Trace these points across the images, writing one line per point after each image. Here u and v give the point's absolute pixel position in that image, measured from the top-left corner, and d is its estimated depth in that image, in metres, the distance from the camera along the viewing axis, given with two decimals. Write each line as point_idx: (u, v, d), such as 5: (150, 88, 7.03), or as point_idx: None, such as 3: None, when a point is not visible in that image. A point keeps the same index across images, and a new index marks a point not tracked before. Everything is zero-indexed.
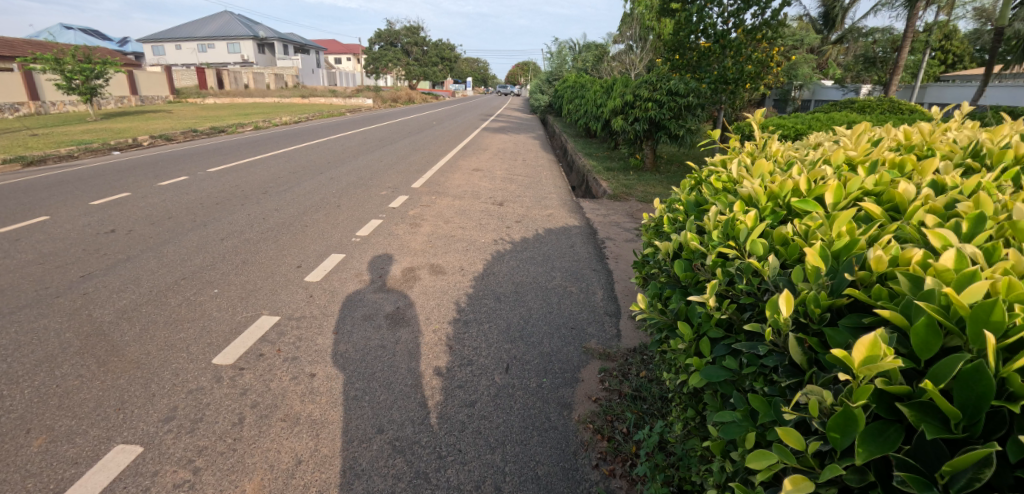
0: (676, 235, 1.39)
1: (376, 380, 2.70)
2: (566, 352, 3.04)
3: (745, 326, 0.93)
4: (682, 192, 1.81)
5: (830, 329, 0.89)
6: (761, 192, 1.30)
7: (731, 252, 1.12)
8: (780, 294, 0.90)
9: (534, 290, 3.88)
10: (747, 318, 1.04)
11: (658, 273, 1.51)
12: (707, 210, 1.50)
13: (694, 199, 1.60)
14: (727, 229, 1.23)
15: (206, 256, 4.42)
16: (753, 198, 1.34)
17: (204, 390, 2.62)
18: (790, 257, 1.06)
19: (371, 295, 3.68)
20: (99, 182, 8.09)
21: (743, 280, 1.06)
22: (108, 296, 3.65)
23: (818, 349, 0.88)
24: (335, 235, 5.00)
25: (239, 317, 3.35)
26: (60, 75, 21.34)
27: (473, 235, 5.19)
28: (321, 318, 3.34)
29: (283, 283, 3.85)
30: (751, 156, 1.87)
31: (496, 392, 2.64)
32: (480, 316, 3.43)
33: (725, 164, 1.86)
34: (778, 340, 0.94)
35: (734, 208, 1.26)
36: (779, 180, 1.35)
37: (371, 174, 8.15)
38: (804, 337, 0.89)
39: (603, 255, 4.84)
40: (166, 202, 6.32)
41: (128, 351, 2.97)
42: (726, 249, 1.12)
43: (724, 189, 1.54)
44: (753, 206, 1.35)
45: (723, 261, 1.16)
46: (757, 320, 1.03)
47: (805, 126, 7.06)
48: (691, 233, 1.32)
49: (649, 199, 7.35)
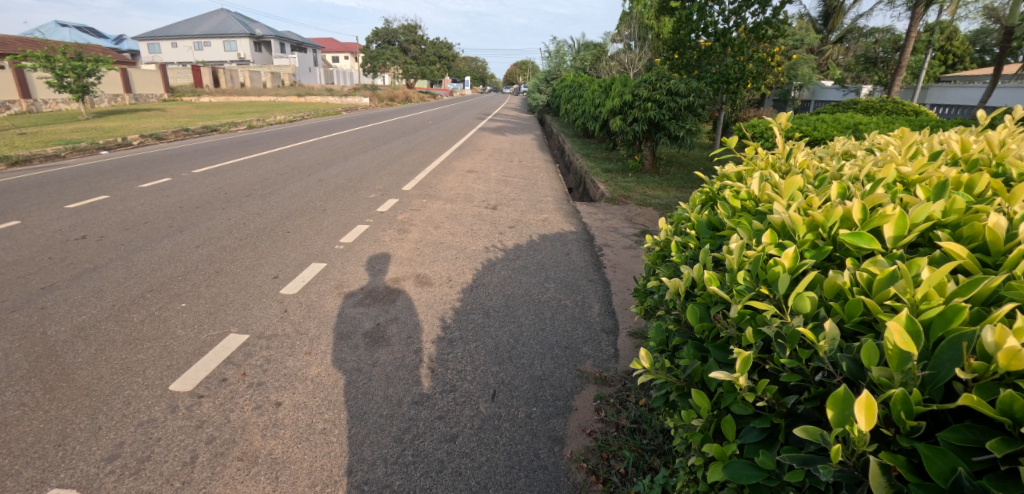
0: (686, 270, 1.17)
1: (349, 410, 2.44)
2: (559, 376, 2.79)
3: (804, 435, 0.77)
4: (692, 209, 1.58)
5: (928, 451, 0.71)
6: (797, 220, 1.09)
7: (767, 309, 0.92)
8: (860, 397, 0.72)
9: (526, 304, 3.63)
10: (793, 403, 0.87)
11: (664, 312, 1.30)
12: (724, 236, 1.28)
13: (708, 220, 1.38)
14: (757, 271, 1.02)
15: (178, 266, 4.15)
16: (786, 227, 1.13)
17: (156, 422, 2.35)
18: (849, 319, 0.88)
19: (350, 310, 3.42)
20: (80, 183, 7.80)
21: (785, 351, 0.87)
22: (67, 311, 3.38)
23: (908, 480, 0.72)
24: (317, 242, 4.73)
25: (205, 335, 3.08)
26: (51, 73, 21.01)
27: (464, 242, 4.93)
28: (293, 336, 3.07)
29: (256, 297, 3.58)
30: (776, 170, 1.63)
31: (480, 424, 2.39)
32: (467, 334, 3.17)
33: (744, 178, 1.62)
34: (850, 458, 0.76)
35: (764, 244, 1.06)
36: (820, 206, 1.13)
37: (362, 175, 7.89)
38: (893, 467, 0.72)
39: (600, 264, 4.58)
40: (144, 205, 6.05)
41: (79, 375, 2.71)
42: (760, 305, 0.92)
43: (744, 210, 1.32)
44: (786, 237, 1.13)
45: (753, 315, 0.96)
46: (808, 409, 0.86)
47: (811, 128, 6.84)
48: (708, 271, 1.11)
49: (649, 202, 7.11)
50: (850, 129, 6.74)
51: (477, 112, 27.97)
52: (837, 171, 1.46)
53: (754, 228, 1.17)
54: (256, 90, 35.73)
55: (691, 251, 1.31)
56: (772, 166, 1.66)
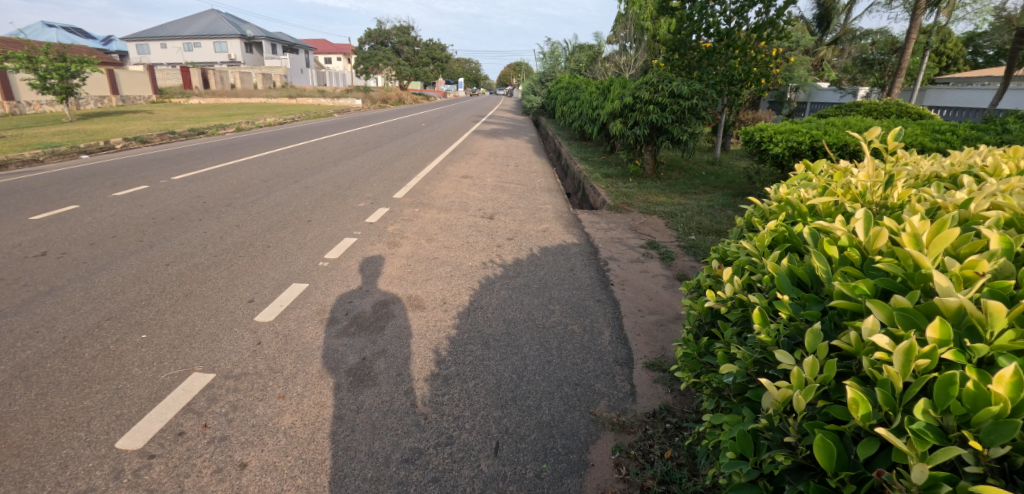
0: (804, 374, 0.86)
1: (327, 472, 2.08)
2: (571, 421, 2.44)
3: None
4: (758, 249, 1.22)
5: None
6: (982, 312, 0.79)
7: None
8: None
9: (529, 330, 3.27)
10: None
11: (754, 416, 0.98)
12: (834, 307, 0.95)
13: (792, 270, 1.05)
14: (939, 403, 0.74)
15: (143, 289, 3.75)
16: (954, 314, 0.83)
17: (94, 491, 1.97)
18: None
19: (332, 341, 3.04)
20: (51, 191, 7.35)
21: None
22: (9, 345, 2.98)
23: None
24: (299, 258, 4.34)
25: (164, 375, 2.72)
26: (34, 74, 20.45)
27: (459, 256, 4.56)
28: (265, 377, 2.70)
29: (227, 326, 3.20)
30: (871, 204, 1.30)
31: (483, 488, 2.02)
32: (464, 370, 2.80)
33: (830, 212, 1.28)
34: None
35: (942, 355, 0.76)
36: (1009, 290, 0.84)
37: (351, 182, 7.51)
38: None
39: (607, 281, 4.23)
40: (116, 217, 5.63)
41: (10, 430, 2.31)
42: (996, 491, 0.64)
43: (851, 264, 0.99)
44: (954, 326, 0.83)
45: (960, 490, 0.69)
46: None
47: (822, 132, 6.53)
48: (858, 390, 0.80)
49: (652, 209, 6.77)
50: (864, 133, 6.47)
51: (471, 113, 27.69)
52: (970, 209, 1.15)
53: (892, 305, 0.85)
54: (247, 90, 35.17)
55: (784, 323, 0.99)
56: (855, 195, 1.34)
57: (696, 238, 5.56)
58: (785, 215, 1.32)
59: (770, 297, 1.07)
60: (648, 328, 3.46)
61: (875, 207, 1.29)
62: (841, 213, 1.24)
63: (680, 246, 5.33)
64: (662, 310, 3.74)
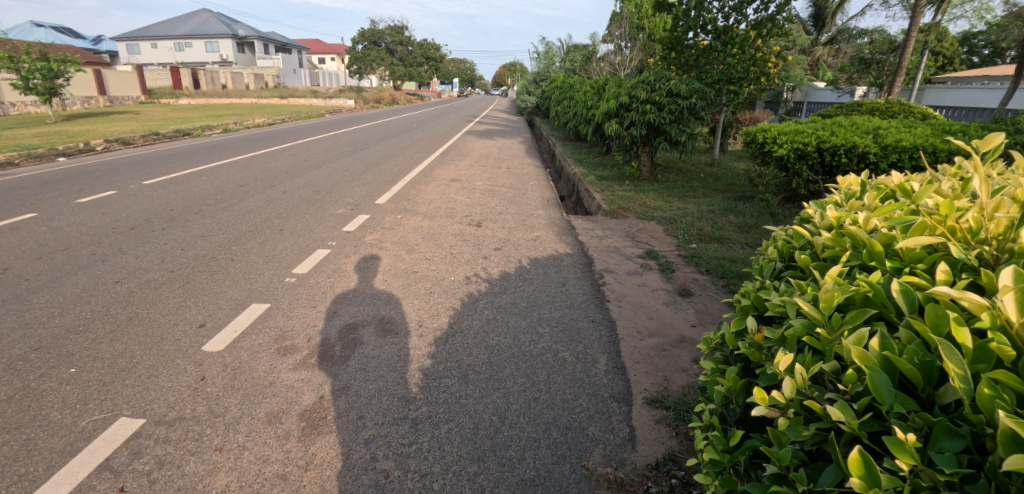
0: None
1: None
2: (559, 478, 2.06)
3: None
4: (822, 308, 0.89)
5: None
6: None
7: None
8: None
9: (513, 359, 2.89)
10: None
11: None
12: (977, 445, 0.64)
13: (897, 365, 0.74)
14: None
15: (84, 311, 3.34)
16: None
17: None
18: None
19: (288, 376, 2.65)
20: (11, 197, 6.91)
21: None
22: None
23: None
24: (264, 274, 3.94)
25: (84, 422, 2.31)
26: (16, 74, 19.91)
27: (441, 269, 4.18)
28: (203, 423, 2.30)
29: (168, 359, 2.80)
30: (993, 245, 0.96)
31: None
32: (437, 411, 2.42)
33: (923, 257, 0.95)
34: None
35: None
36: None
37: (332, 186, 7.12)
38: None
39: (602, 297, 3.85)
40: (73, 226, 5.22)
41: None
42: None
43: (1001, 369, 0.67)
44: None
45: None
46: None
47: (828, 132, 6.25)
48: None
49: (651, 214, 6.41)
50: (872, 134, 6.15)
51: (466, 114, 27.46)
52: None
53: None
54: (238, 90, 34.60)
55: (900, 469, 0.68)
56: (956, 229, 1.02)
57: (697, 246, 5.21)
58: (858, 258, 1.00)
59: (864, 407, 0.75)
60: (647, 354, 3.10)
61: (995, 253, 0.95)
62: (949, 262, 0.91)
63: (680, 255, 4.97)
64: (663, 333, 3.39)
